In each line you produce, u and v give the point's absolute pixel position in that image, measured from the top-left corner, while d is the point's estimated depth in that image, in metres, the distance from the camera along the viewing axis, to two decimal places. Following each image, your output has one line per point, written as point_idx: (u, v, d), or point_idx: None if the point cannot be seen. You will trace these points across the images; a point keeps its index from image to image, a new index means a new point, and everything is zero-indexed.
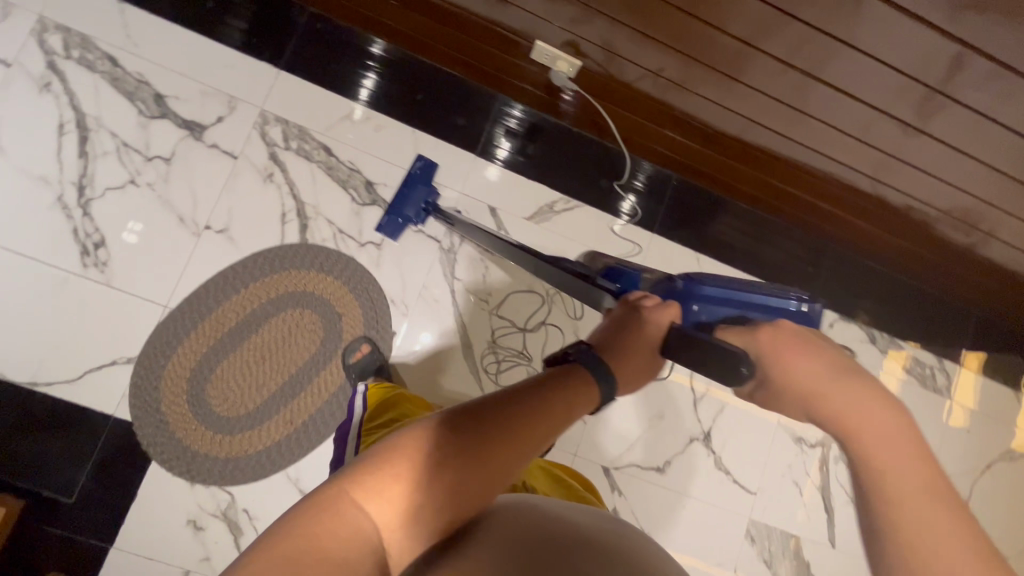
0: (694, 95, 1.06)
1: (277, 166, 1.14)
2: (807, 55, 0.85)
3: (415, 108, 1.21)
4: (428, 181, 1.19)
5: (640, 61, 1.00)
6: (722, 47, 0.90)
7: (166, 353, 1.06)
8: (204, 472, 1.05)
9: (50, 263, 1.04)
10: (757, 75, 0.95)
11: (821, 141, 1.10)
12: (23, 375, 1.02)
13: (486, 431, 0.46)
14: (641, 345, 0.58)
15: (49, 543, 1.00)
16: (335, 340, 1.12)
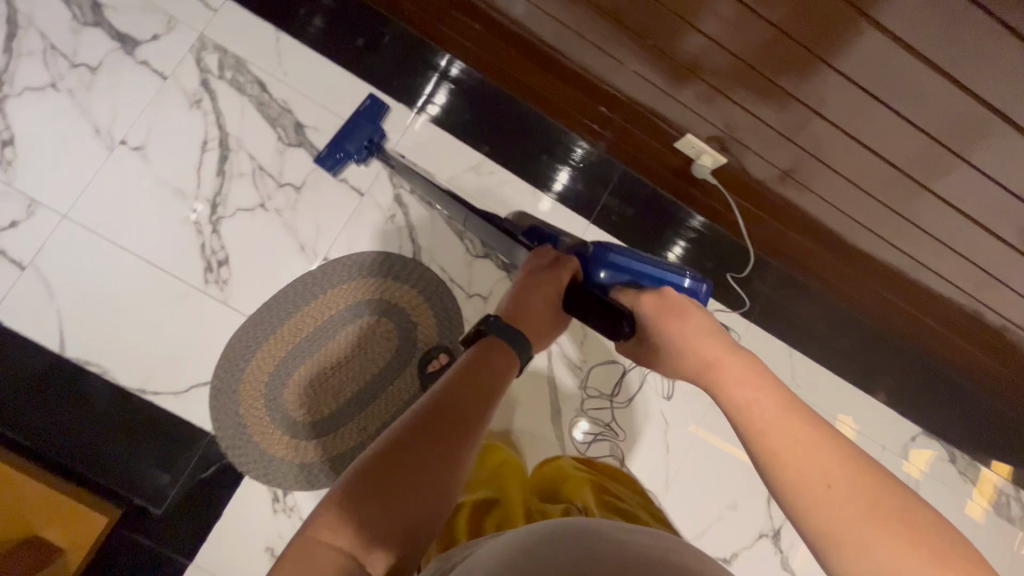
0: (801, 188, 1.09)
1: (400, 209, 1.15)
2: (922, 164, 0.89)
3: (537, 165, 1.24)
4: (373, 120, 1.14)
5: (764, 152, 1.04)
6: (848, 152, 0.94)
7: (245, 354, 1.07)
8: (280, 476, 1.06)
9: (175, 274, 1.06)
10: (855, 171, 0.98)
11: (927, 255, 1.12)
12: (133, 382, 1.04)
13: (414, 430, 0.60)
14: (540, 303, 0.79)
15: (132, 553, 1.00)
16: (410, 347, 1.12)
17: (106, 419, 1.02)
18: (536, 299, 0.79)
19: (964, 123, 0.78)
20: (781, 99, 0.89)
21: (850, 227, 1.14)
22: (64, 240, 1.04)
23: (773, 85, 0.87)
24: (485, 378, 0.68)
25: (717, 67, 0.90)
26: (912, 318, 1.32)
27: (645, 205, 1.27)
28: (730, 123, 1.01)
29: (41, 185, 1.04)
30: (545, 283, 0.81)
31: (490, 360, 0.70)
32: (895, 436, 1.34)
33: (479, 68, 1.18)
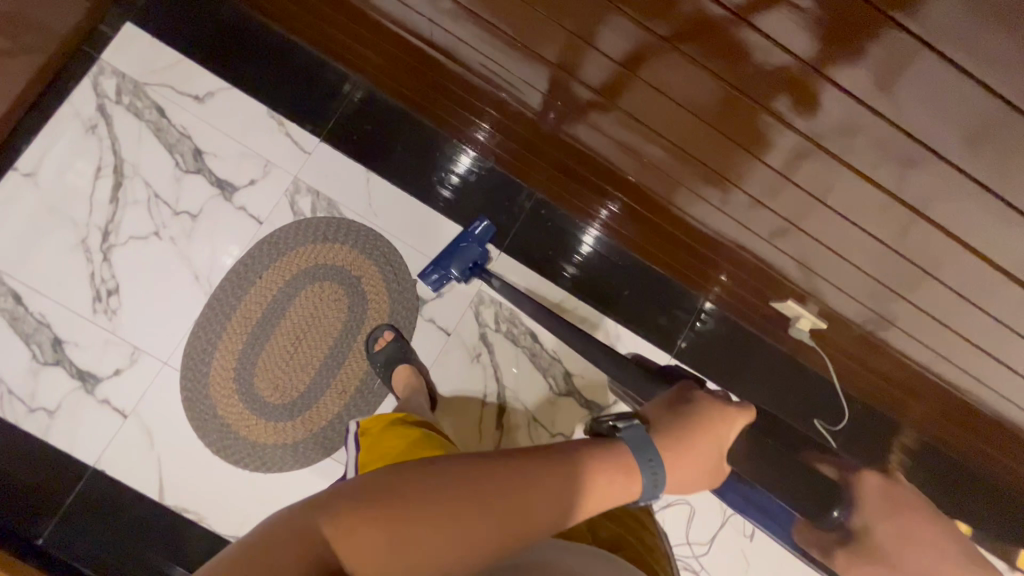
0: (875, 342, 1.10)
1: (485, 347, 1.16)
2: (1010, 354, 0.89)
3: (621, 300, 1.23)
4: (483, 242, 1.13)
5: (839, 308, 1.05)
6: (920, 323, 0.95)
7: (282, 438, 1.07)
8: (269, 458, 1.07)
9: (266, 418, 1.07)
10: (934, 340, 0.99)
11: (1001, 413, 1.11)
12: (228, 528, 1.05)
13: (484, 482, 0.50)
14: (702, 443, 0.61)
15: None
16: (361, 305, 1.11)
17: (203, 566, 1.04)
18: (703, 437, 0.61)
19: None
20: (865, 277, 0.90)
21: (930, 380, 1.12)
22: (163, 387, 1.06)
23: (860, 268, 0.89)
24: (582, 487, 0.53)
25: (804, 246, 0.91)
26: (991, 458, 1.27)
27: (727, 339, 1.26)
28: (807, 283, 1.02)
29: (142, 332, 1.06)
30: (716, 421, 0.62)
31: (602, 473, 0.55)
32: None
33: (558, 201, 1.21)
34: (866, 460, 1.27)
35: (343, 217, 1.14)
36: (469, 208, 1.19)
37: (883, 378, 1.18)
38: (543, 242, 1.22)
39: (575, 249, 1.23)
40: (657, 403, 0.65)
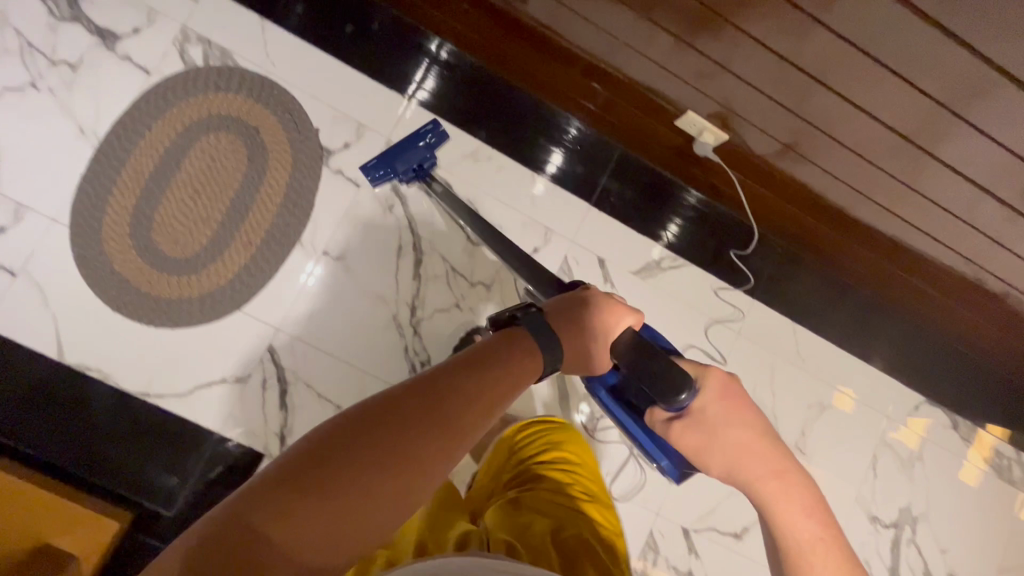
0: (806, 162, 1.08)
1: (397, 198, 1.13)
2: (928, 131, 0.88)
3: (536, 153, 1.18)
4: (432, 149, 1.11)
5: (768, 126, 1.03)
6: (847, 122, 0.93)
7: (184, 293, 1.04)
8: (175, 313, 1.04)
9: (169, 272, 1.04)
10: (854, 137, 0.96)
11: (907, 232, 1.17)
12: (135, 384, 1.02)
13: (366, 421, 0.51)
14: (594, 324, 0.76)
15: (149, 558, 1.00)
16: (260, 156, 1.07)
17: (113, 423, 1.01)
18: (590, 321, 0.76)
19: (966, 87, 0.77)
20: (787, 73, 0.88)
21: (851, 202, 1.15)
22: (54, 244, 1.01)
23: (782, 59, 0.86)
24: (468, 392, 0.57)
25: (726, 41, 0.87)
26: (910, 289, 1.30)
27: (649, 190, 1.22)
28: (732, 98, 0.99)
29: (26, 188, 1.01)
30: (604, 314, 0.78)
31: (479, 370, 0.60)
32: (899, 405, 1.32)
33: (470, 50, 1.14)
34: (792, 302, 1.28)
35: (236, 65, 1.08)
36: (373, 55, 1.14)
37: (805, 207, 1.20)
38: (451, 94, 1.16)
39: (545, 155, 1.18)
40: (561, 299, 0.79)
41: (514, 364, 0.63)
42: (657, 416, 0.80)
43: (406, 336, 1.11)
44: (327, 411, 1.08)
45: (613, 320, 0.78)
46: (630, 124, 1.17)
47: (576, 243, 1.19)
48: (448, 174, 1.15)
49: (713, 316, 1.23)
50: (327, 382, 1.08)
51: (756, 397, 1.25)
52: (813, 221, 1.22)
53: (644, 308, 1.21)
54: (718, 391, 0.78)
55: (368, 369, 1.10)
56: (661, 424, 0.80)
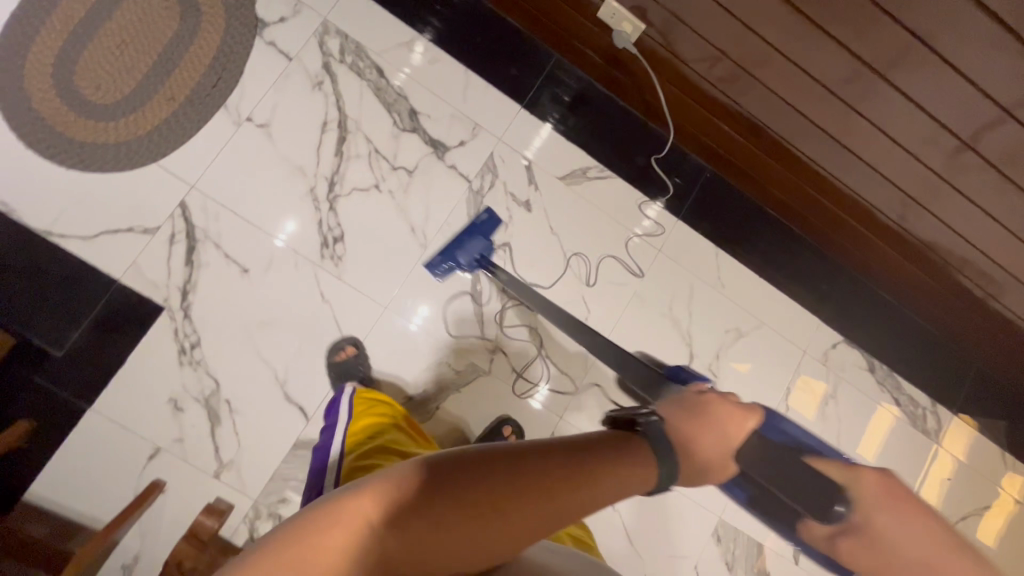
0: (748, 76, 1.05)
1: (328, 76, 1.14)
2: (866, 34, 0.85)
3: (474, 50, 1.21)
4: (487, 234, 1.16)
5: (699, 25, 1.00)
6: (771, 16, 0.91)
7: (101, 139, 1.05)
8: (90, 157, 1.04)
9: (86, 116, 1.04)
10: (795, 46, 0.94)
11: (848, 169, 1.13)
12: (40, 221, 1.02)
13: (473, 480, 0.42)
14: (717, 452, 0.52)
15: (34, 395, 0.99)
16: (194, 17, 1.09)
17: (11, 258, 1.00)
18: (718, 432, 0.52)
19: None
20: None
21: (794, 129, 1.11)
22: None
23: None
24: (596, 475, 0.44)
25: None
26: (845, 231, 1.27)
27: (577, 100, 1.24)
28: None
29: None
30: (721, 420, 0.53)
31: (622, 456, 0.46)
32: (817, 341, 1.34)
33: None
34: (716, 228, 1.30)
35: None
36: None
37: (740, 130, 1.17)
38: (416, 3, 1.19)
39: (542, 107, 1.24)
40: (678, 406, 0.54)
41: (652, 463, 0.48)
42: (815, 530, 0.54)
43: (322, 211, 1.12)
44: (234, 273, 1.08)
45: (737, 432, 0.53)
46: (565, 25, 1.16)
47: (504, 142, 1.21)
48: (382, 60, 1.17)
49: (634, 231, 1.26)
50: (236, 245, 1.09)
51: (673, 316, 1.26)
52: (752, 146, 1.19)
53: (565, 213, 1.23)
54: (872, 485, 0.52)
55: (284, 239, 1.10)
56: (824, 544, 0.53)
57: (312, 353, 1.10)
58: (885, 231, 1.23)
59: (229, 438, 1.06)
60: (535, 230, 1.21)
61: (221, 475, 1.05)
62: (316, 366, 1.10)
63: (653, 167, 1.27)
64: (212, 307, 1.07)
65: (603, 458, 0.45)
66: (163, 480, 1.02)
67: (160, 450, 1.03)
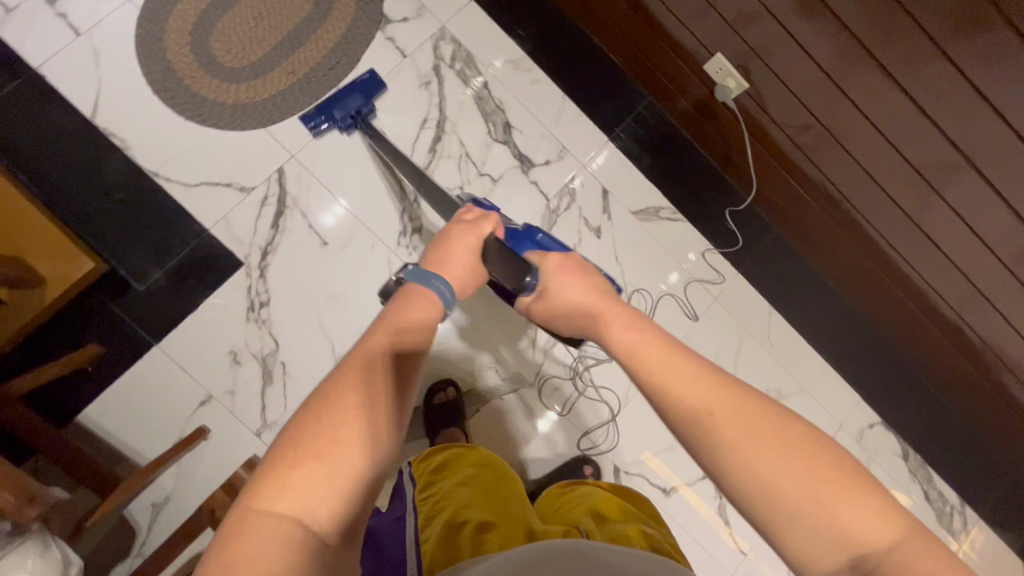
0: (837, 146, 1.09)
1: (436, 77, 1.21)
2: (958, 116, 0.90)
3: (574, 77, 1.27)
4: (367, 93, 1.15)
5: (800, 90, 1.06)
6: (875, 89, 0.96)
7: (220, 98, 1.11)
8: (207, 113, 1.11)
9: (213, 75, 1.11)
10: (886, 119, 0.99)
11: (918, 251, 1.14)
12: (150, 163, 1.08)
13: (336, 391, 0.51)
14: (464, 252, 0.80)
15: (108, 323, 1.03)
16: (327, 4, 1.16)
17: (117, 191, 1.06)
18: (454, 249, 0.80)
19: (980, 47, 0.82)
20: (826, 21, 0.94)
21: (869, 203, 1.14)
22: (124, 21, 1.10)
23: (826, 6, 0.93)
24: (406, 332, 0.63)
25: None
26: (901, 316, 1.28)
27: (662, 143, 1.29)
28: (768, 49, 1.04)
29: None
30: (462, 235, 0.81)
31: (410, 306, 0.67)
32: (854, 417, 1.35)
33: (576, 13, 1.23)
34: (773, 288, 1.33)
35: None
36: None
37: (817, 197, 1.20)
38: (525, 24, 1.25)
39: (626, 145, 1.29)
40: None
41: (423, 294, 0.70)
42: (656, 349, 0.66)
43: (406, 200, 1.17)
44: (313, 244, 1.13)
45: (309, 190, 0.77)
46: (665, 70, 1.22)
47: (586, 168, 1.26)
48: (487, 72, 1.23)
49: (695, 275, 1.28)
50: (321, 217, 1.14)
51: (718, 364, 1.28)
52: (826, 218, 1.22)
53: (632, 248, 1.26)
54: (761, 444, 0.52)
55: (336, 211, 1.14)
56: None
57: None
58: (942, 322, 1.22)
59: (276, 400, 1.08)
60: (601, 256, 1.24)
61: (261, 434, 1.07)
62: None
63: (725, 219, 1.30)
64: (287, 271, 1.11)
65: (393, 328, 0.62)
66: (207, 428, 1.04)
67: (211, 398, 1.06)
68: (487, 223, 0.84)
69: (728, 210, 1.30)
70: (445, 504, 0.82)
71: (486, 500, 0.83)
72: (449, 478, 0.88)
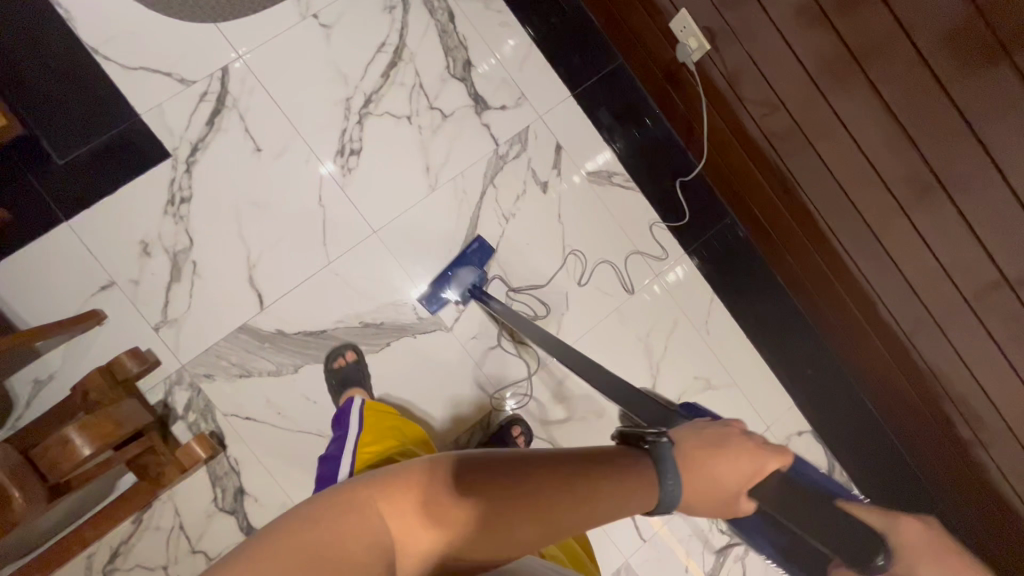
0: (801, 133, 1.04)
1: (401, 3, 1.17)
2: (923, 114, 0.83)
3: (546, 26, 1.23)
4: (478, 263, 1.14)
5: (769, 73, 1.01)
6: (847, 82, 0.91)
7: None
8: None
9: None
10: (852, 110, 0.93)
11: (875, 265, 1.06)
12: (90, 37, 1.05)
13: (491, 481, 0.43)
14: (728, 481, 0.43)
15: (20, 191, 1.01)
16: None
17: (52, 59, 1.03)
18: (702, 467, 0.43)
19: (955, 44, 0.76)
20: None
21: (829, 204, 1.07)
22: None
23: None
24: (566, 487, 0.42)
25: None
26: (846, 327, 1.21)
27: (627, 106, 1.26)
28: (743, 25, 0.99)
29: None
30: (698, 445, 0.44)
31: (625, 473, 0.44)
32: (784, 422, 1.29)
33: None
34: (719, 275, 1.28)
35: None
36: None
37: (772, 184, 1.16)
38: None
39: (589, 103, 1.25)
40: None
41: (653, 486, 0.44)
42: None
43: (349, 121, 1.14)
44: (247, 148, 1.10)
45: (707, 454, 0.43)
46: (636, 29, 1.18)
47: (543, 121, 1.22)
48: (456, 7, 1.19)
49: (638, 247, 1.24)
50: (259, 124, 1.11)
51: (648, 342, 1.23)
52: (782, 209, 1.17)
53: (577, 207, 1.22)
54: (916, 536, 0.37)
55: (301, 144, 1.12)
56: None
57: (289, 248, 1.10)
58: (889, 338, 1.13)
59: (182, 298, 1.06)
60: (543, 211, 1.20)
61: (160, 329, 1.04)
62: (288, 262, 1.10)
63: (679, 193, 1.26)
64: (215, 171, 1.09)
65: (590, 474, 0.43)
66: (105, 313, 1.02)
67: (114, 284, 1.04)
68: (777, 456, 0.43)
69: (681, 181, 1.27)
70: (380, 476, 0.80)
71: None
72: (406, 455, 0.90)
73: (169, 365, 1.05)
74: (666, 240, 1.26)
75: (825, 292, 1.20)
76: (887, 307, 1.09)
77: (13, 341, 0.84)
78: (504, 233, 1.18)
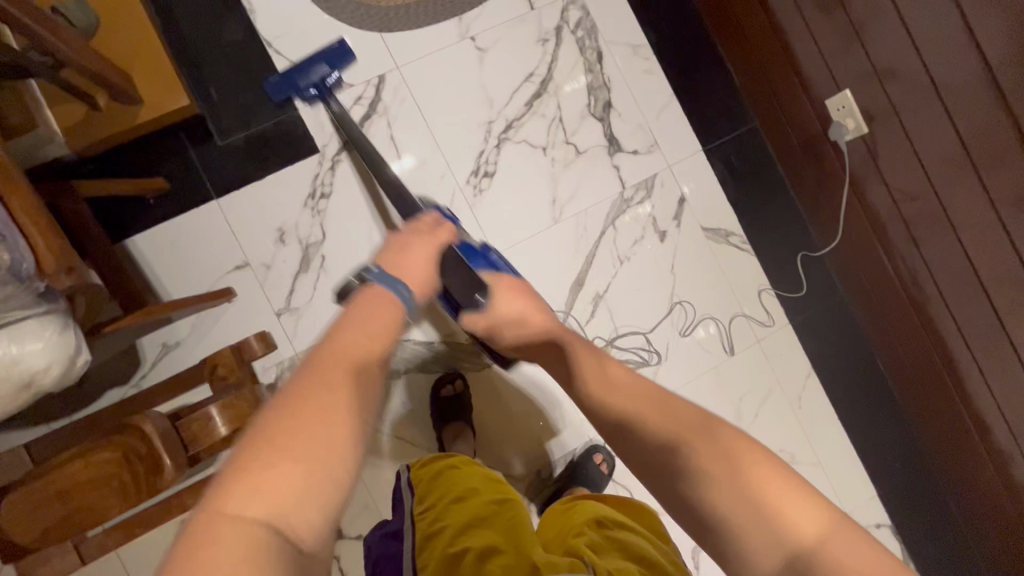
0: (946, 224, 1.02)
1: (555, 37, 1.20)
2: None
3: (688, 79, 1.25)
4: (336, 63, 1.08)
5: (929, 163, 1.00)
6: (1015, 184, 0.89)
7: None
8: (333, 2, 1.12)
9: None
10: (1014, 209, 0.91)
11: (1000, 373, 1.02)
12: (267, 30, 1.10)
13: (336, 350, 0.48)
14: (419, 252, 0.67)
15: (179, 164, 1.06)
16: None
17: (230, 46, 1.09)
18: (409, 249, 0.67)
19: None
20: (980, 92, 0.89)
21: (961, 301, 1.04)
22: None
23: (987, 72, 0.88)
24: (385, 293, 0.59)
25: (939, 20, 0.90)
26: (948, 426, 1.17)
27: (754, 170, 1.26)
28: (912, 111, 0.99)
29: None
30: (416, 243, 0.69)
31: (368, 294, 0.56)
32: (864, 511, 1.26)
33: (716, 25, 1.24)
34: (820, 350, 1.26)
35: None
36: None
37: (898, 272, 1.14)
38: (656, 15, 1.24)
39: (718, 161, 1.26)
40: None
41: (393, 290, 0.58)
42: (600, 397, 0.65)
43: (489, 143, 1.16)
44: (389, 155, 1.14)
45: (422, 240, 0.70)
46: (784, 98, 1.19)
47: (671, 170, 1.23)
48: (606, 48, 1.22)
49: (744, 310, 1.24)
50: (405, 133, 1.14)
51: (739, 405, 1.22)
52: (904, 298, 1.15)
53: (691, 262, 1.22)
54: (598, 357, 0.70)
55: (441, 159, 1.15)
56: None
57: None
58: (994, 451, 1.09)
59: (306, 288, 1.09)
60: (657, 260, 1.21)
61: (282, 315, 1.08)
62: None
63: (795, 263, 1.26)
64: (356, 172, 1.12)
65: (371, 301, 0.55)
66: (235, 291, 1.06)
67: (248, 266, 1.08)
68: (443, 232, 0.74)
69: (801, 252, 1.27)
70: (443, 520, 0.80)
71: (487, 510, 0.81)
72: (450, 488, 0.86)
73: (284, 352, 1.08)
74: (772, 307, 1.25)
75: (933, 387, 1.17)
76: (1005, 417, 1.05)
77: (142, 317, 0.87)
78: (618, 275, 1.19)
